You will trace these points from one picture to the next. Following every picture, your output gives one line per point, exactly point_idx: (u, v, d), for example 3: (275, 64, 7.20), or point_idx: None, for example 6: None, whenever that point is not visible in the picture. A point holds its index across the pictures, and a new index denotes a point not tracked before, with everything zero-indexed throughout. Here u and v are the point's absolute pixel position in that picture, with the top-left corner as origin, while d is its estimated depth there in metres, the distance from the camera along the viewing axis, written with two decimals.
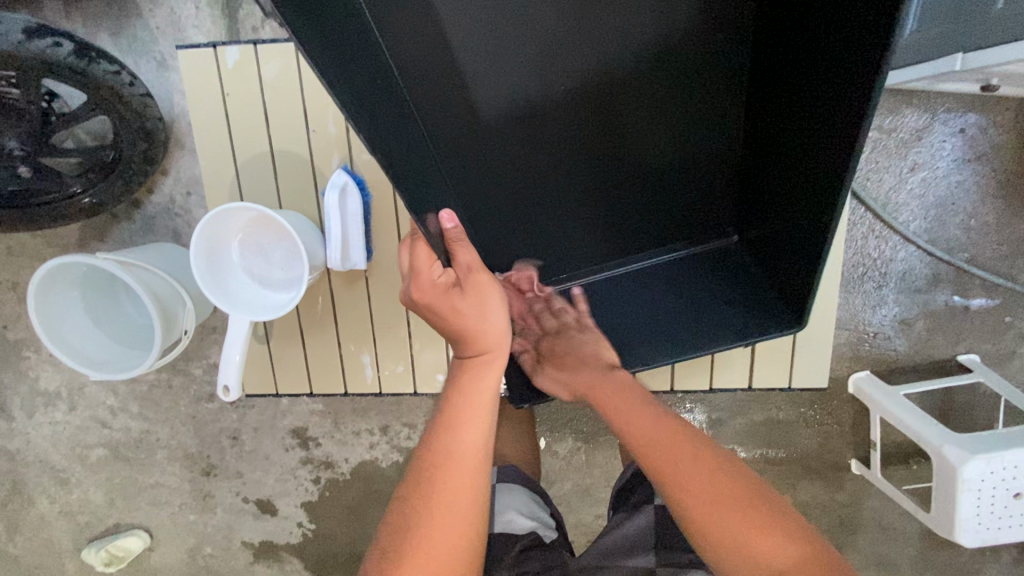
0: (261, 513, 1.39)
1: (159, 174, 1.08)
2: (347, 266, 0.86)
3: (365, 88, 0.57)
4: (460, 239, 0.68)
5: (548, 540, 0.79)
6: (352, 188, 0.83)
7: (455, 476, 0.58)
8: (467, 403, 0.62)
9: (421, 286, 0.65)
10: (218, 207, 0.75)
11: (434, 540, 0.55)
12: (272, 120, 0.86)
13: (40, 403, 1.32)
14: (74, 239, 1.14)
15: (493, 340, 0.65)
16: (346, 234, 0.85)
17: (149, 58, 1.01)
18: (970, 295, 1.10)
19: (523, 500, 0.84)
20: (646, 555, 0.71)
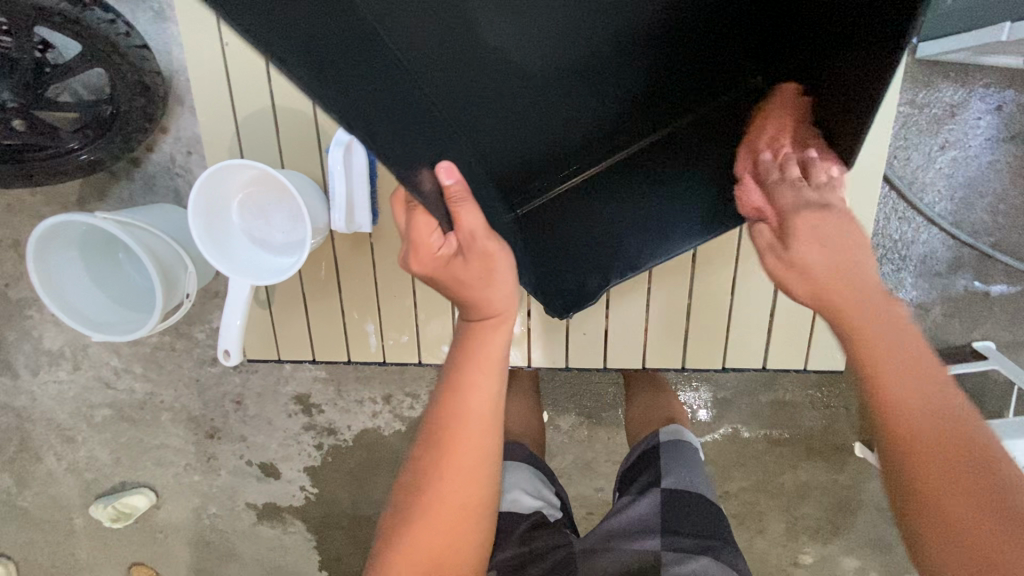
0: (264, 476, 1.40)
1: (159, 131, 1.05)
2: (352, 229, 0.83)
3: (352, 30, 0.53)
4: (462, 198, 0.60)
5: (553, 519, 0.78)
6: (357, 145, 0.76)
7: (460, 440, 0.59)
8: (471, 374, 0.60)
9: (424, 259, 0.60)
10: (217, 164, 0.72)
11: (443, 499, 0.59)
12: (274, 76, 0.82)
13: (45, 361, 1.32)
14: (74, 197, 1.11)
15: (499, 302, 0.62)
16: (351, 194, 0.79)
17: (148, 7, 0.96)
18: (991, 281, 1.06)
19: (530, 478, 0.83)
20: (654, 538, 0.70)
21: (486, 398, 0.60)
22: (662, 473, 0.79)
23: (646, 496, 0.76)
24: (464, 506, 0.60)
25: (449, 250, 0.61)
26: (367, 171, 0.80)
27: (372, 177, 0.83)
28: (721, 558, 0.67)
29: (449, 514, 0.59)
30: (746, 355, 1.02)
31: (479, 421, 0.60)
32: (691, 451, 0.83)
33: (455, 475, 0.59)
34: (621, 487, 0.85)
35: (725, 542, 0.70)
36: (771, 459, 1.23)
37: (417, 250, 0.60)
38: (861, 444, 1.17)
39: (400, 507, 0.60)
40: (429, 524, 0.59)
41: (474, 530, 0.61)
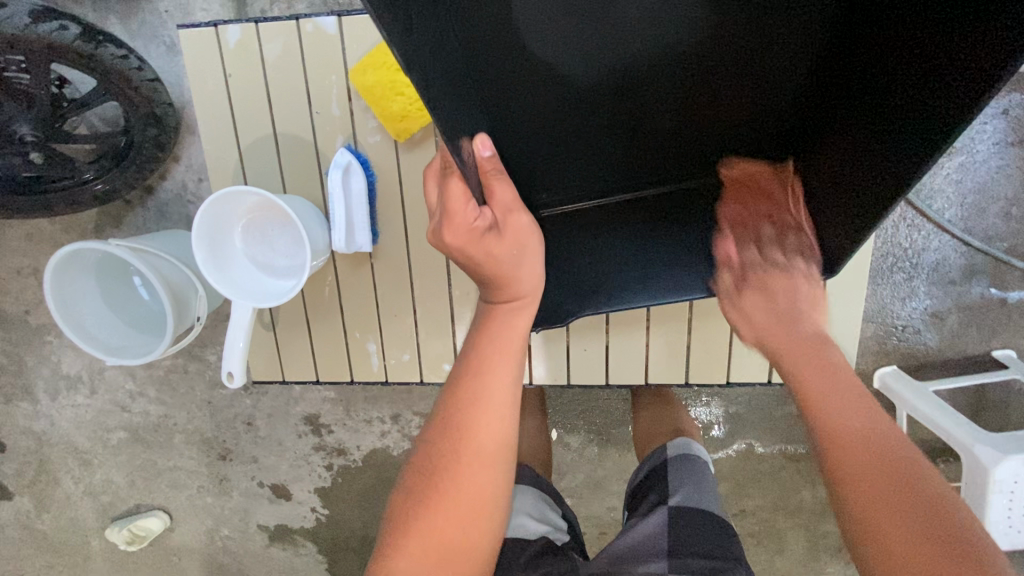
0: (276, 497, 1.40)
1: (172, 161, 1.08)
2: (352, 249, 0.85)
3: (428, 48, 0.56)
4: (497, 172, 0.61)
5: (559, 543, 0.76)
6: (356, 167, 0.82)
7: (484, 413, 0.59)
8: (494, 351, 0.62)
9: (460, 223, 0.58)
10: (220, 192, 0.74)
11: (462, 478, 0.58)
12: (274, 102, 0.85)
13: (63, 386, 1.35)
14: (91, 225, 1.15)
15: (528, 284, 0.64)
16: (350, 215, 0.84)
17: (160, 42, 1.00)
18: (1008, 287, 1.04)
19: (534, 500, 0.82)
20: (659, 562, 0.68)
21: (507, 380, 0.61)
22: (670, 492, 0.77)
23: (653, 515, 0.74)
24: (479, 489, 0.59)
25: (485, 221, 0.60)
26: (365, 193, 0.83)
27: (372, 198, 0.87)
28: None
29: (466, 497, 0.58)
30: (753, 368, 1.00)
31: (502, 402, 0.60)
32: (700, 468, 0.81)
33: (475, 457, 0.59)
34: (630, 507, 0.82)
35: (736, 563, 0.66)
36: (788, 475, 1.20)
37: (452, 215, 0.57)
38: None
39: (414, 487, 0.59)
40: (443, 501, 0.57)
41: (487, 517, 0.59)
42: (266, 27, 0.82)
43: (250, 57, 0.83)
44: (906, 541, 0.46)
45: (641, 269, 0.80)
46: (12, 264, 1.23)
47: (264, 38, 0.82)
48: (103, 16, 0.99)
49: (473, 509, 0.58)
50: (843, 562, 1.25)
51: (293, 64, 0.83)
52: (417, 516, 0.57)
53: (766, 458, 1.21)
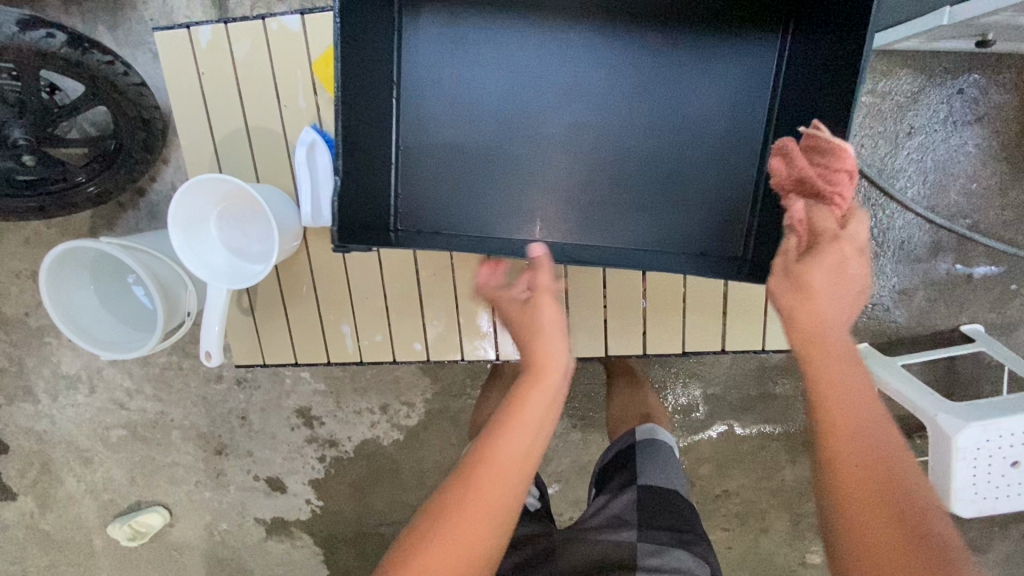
0: (271, 490, 1.44)
1: (161, 163, 1.13)
2: (319, 221, 0.89)
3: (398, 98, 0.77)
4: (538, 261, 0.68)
5: (531, 509, 0.82)
6: (321, 145, 0.86)
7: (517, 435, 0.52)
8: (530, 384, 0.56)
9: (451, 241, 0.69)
10: (192, 178, 0.78)
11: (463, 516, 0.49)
12: (247, 98, 0.89)
13: (63, 386, 1.39)
14: (85, 228, 1.19)
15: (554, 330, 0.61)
16: (315, 189, 0.87)
17: (145, 49, 1.04)
18: (973, 263, 1.06)
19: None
20: (629, 529, 0.71)
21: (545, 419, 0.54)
22: (639, 471, 0.79)
23: (623, 493, 0.77)
24: (483, 535, 0.49)
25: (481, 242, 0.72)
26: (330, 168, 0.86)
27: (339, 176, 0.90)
28: (694, 551, 0.70)
29: (465, 544, 0.49)
30: (705, 342, 1.01)
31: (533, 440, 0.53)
32: (664, 445, 0.84)
33: (478, 513, 0.49)
34: (598, 484, 0.85)
35: (699, 537, 0.72)
36: (767, 453, 1.24)
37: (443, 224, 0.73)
38: None
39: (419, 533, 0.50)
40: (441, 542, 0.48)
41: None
42: (237, 27, 0.86)
43: (224, 57, 0.87)
44: None
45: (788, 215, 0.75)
46: (11, 268, 1.28)
47: (236, 38, 0.87)
48: (91, 25, 1.04)
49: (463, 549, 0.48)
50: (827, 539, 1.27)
51: (265, 62, 0.87)
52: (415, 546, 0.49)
53: (747, 438, 1.24)
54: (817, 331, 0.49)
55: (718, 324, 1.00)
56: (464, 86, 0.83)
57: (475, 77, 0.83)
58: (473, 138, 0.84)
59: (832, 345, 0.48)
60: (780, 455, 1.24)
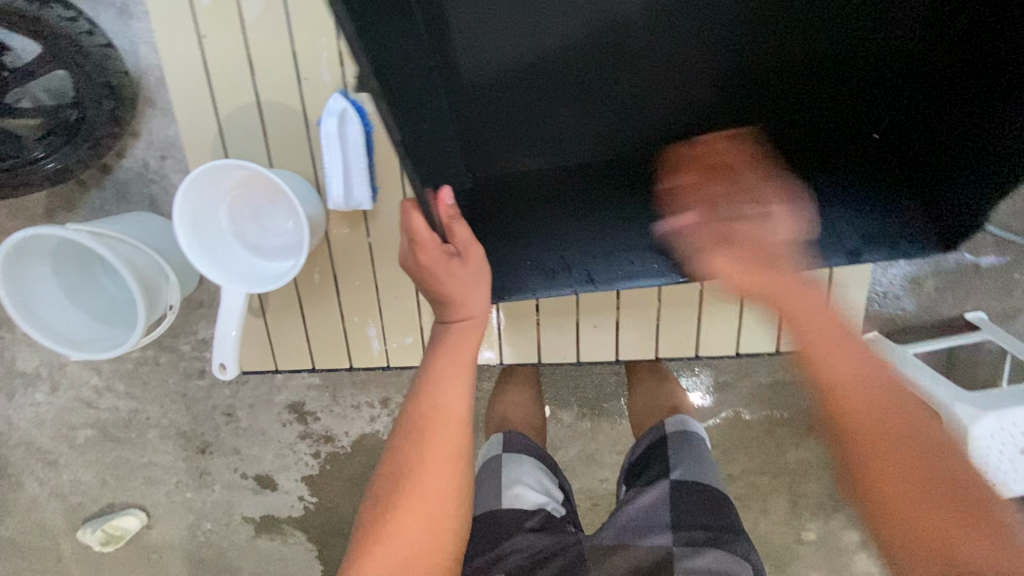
0: (260, 488, 1.36)
1: (130, 137, 0.99)
2: (351, 206, 0.80)
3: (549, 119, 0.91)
4: (457, 216, 0.68)
5: (556, 516, 0.76)
6: (352, 115, 0.76)
7: (441, 429, 0.61)
8: (444, 372, 0.64)
9: (428, 255, 0.65)
10: (209, 164, 0.68)
11: (424, 482, 0.59)
12: (258, 68, 0.78)
13: (20, 384, 1.26)
14: (41, 209, 1.05)
15: (474, 307, 0.68)
16: (348, 168, 0.79)
17: (110, 4, 0.91)
18: (981, 253, 1.08)
19: (535, 472, 0.80)
20: (664, 534, 0.69)
21: (457, 400, 0.63)
22: (670, 466, 0.76)
23: (655, 490, 0.73)
24: (445, 491, 0.60)
25: (448, 250, 0.67)
26: (363, 141, 0.77)
27: (371, 149, 0.80)
28: (735, 551, 0.66)
29: (432, 503, 0.59)
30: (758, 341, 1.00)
31: (458, 424, 0.62)
32: (696, 437, 0.79)
33: (446, 457, 0.60)
34: (628, 482, 0.82)
35: (737, 534, 0.68)
36: (772, 439, 1.25)
37: (423, 244, 0.65)
38: None
39: (387, 490, 0.59)
40: (415, 504, 0.58)
41: (447, 533, 0.59)
42: None
43: (226, 17, 0.76)
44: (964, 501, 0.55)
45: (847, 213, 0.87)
46: None
47: None
48: None
49: (436, 516, 0.59)
50: (824, 518, 1.31)
51: (276, 22, 0.76)
52: (396, 500, 0.59)
53: (753, 424, 1.24)
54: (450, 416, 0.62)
55: None
56: (545, 94, 0.89)
57: (552, 87, 0.88)
58: (575, 146, 0.93)
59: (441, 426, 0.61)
60: (785, 440, 1.25)
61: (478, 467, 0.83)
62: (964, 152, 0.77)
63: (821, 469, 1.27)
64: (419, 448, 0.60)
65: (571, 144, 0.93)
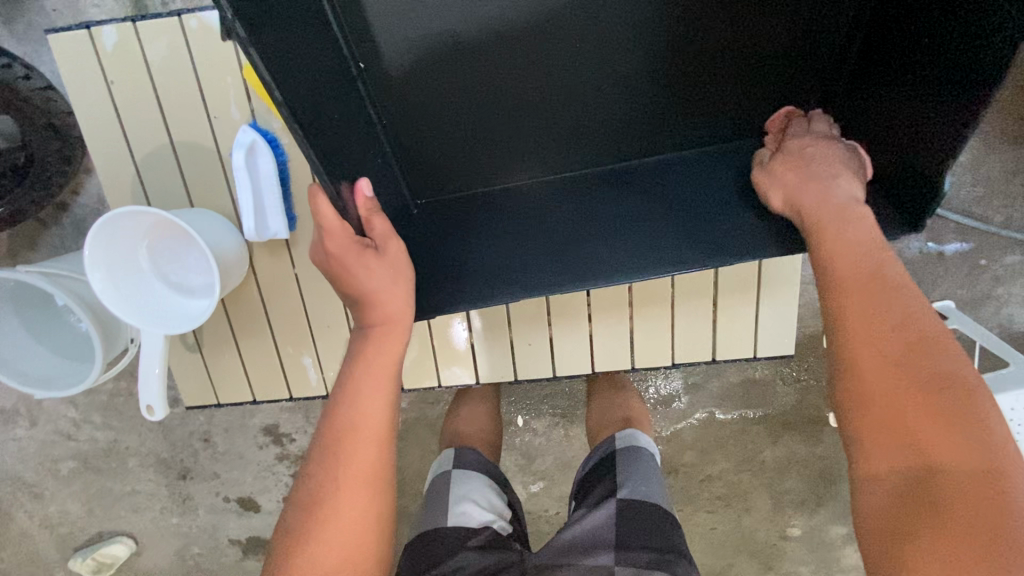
0: (243, 510, 1.37)
1: (84, 174, 1.01)
2: (265, 237, 0.81)
3: (479, 143, 0.87)
4: (375, 210, 0.68)
5: (503, 534, 0.75)
6: (261, 146, 0.77)
7: (359, 447, 0.59)
8: (364, 380, 0.62)
9: (338, 242, 0.62)
10: (109, 213, 0.68)
11: (340, 504, 0.57)
12: (168, 110, 0.79)
13: (1, 420, 1.28)
14: (3, 250, 1.06)
15: (395, 306, 0.65)
16: (258, 200, 0.79)
17: (50, 46, 0.92)
18: (944, 241, 1.07)
19: (484, 491, 0.79)
20: (607, 553, 0.67)
21: (374, 416, 0.60)
22: (618, 483, 0.75)
23: (601, 508, 0.72)
24: (364, 513, 0.58)
25: (363, 242, 0.65)
26: (274, 173, 0.78)
27: (285, 181, 0.80)
28: (674, 572, 0.65)
29: (350, 530, 0.57)
30: (696, 351, 0.97)
31: (373, 441, 0.60)
32: (645, 456, 0.79)
33: (360, 480, 0.58)
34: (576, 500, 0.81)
35: (680, 555, 0.67)
36: (749, 438, 1.24)
37: (331, 232, 0.62)
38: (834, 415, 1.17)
39: (302, 516, 0.57)
40: (331, 530, 0.57)
41: (369, 559, 0.58)
42: (148, 26, 0.75)
43: (134, 61, 0.76)
44: (940, 500, 0.44)
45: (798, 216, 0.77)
46: None
47: (147, 39, 0.76)
48: None
49: (349, 545, 0.57)
50: (808, 514, 1.29)
51: (183, 64, 0.77)
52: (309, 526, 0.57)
53: (728, 425, 1.24)
54: (866, 271, 0.54)
55: (708, 331, 0.97)
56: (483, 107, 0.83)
57: (484, 96, 0.82)
58: (521, 158, 0.88)
59: (890, 305, 0.51)
60: (762, 438, 1.24)
61: (427, 483, 0.82)
62: (924, 120, 0.67)
63: (801, 466, 1.26)
64: (332, 467, 0.58)
65: (521, 156, 0.88)
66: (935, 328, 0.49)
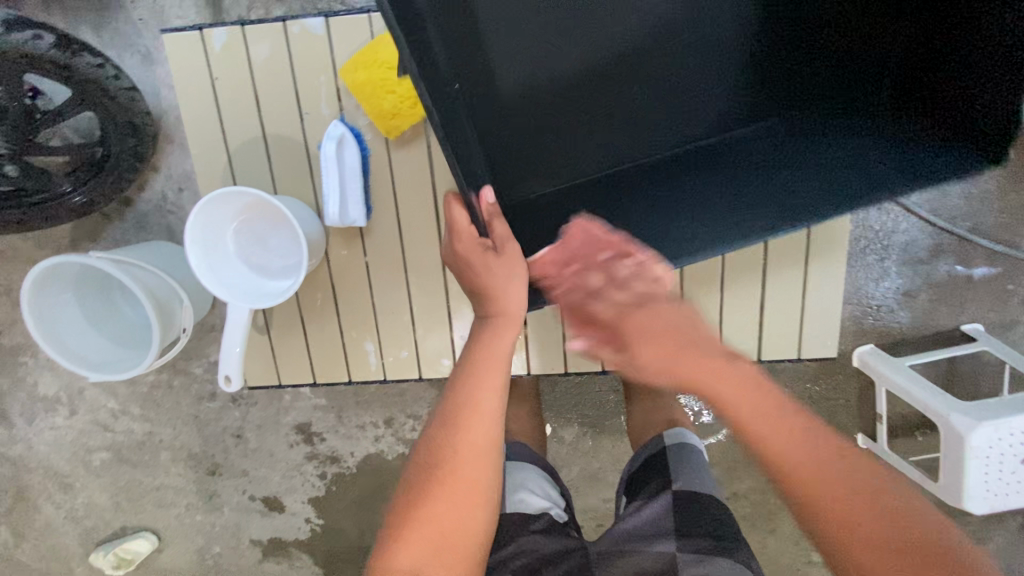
0: (268, 510, 1.38)
1: (151, 171, 1.07)
2: (345, 223, 0.85)
3: (559, 155, 0.93)
4: (495, 214, 0.75)
5: (559, 520, 0.76)
6: (350, 139, 0.82)
7: (477, 425, 0.63)
8: (485, 369, 0.67)
9: (464, 244, 0.75)
10: (215, 192, 0.74)
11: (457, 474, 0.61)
12: (264, 105, 0.85)
13: (41, 408, 1.32)
14: (66, 240, 1.12)
15: (513, 304, 0.71)
16: (343, 190, 0.84)
17: (134, 51, 0.99)
18: (972, 264, 1.09)
19: (537, 479, 0.82)
20: (669, 539, 0.67)
21: (496, 382, 0.66)
22: (671, 476, 0.76)
23: (656, 500, 0.73)
24: (476, 484, 0.62)
25: (485, 244, 0.74)
26: (359, 166, 0.83)
27: (366, 172, 0.86)
28: (736, 557, 0.65)
29: (467, 482, 0.61)
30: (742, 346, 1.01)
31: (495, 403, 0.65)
32: (695, 450, 0.80)
33: (474, 453, 0.62)
34: (627, 495, 0.80)
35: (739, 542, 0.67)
36: None
37: (461, 235, 0.75)
38: (863, 435, 1.17)
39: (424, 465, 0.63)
40: (444, 496, 0.60)
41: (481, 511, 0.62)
42: (254, 29, 0.82)
43: (238, 59, 0.83)
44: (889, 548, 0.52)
45: (860, 181, 0.81)
46: None
47: (252, 40, 0.82)
48: (74, 25, 0.98)
49: (463, 511, 0.61)
50: None
51: (282, 64, 0.83)
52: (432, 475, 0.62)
53: None
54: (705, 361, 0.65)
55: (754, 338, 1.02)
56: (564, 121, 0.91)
57: (559, 99, 0.90)
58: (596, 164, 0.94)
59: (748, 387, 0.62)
60: None
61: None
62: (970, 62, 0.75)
63: None
64: (452, 439, 0.63)
65: (594, 160, 0.94)
66: (769, 420, 0.60)
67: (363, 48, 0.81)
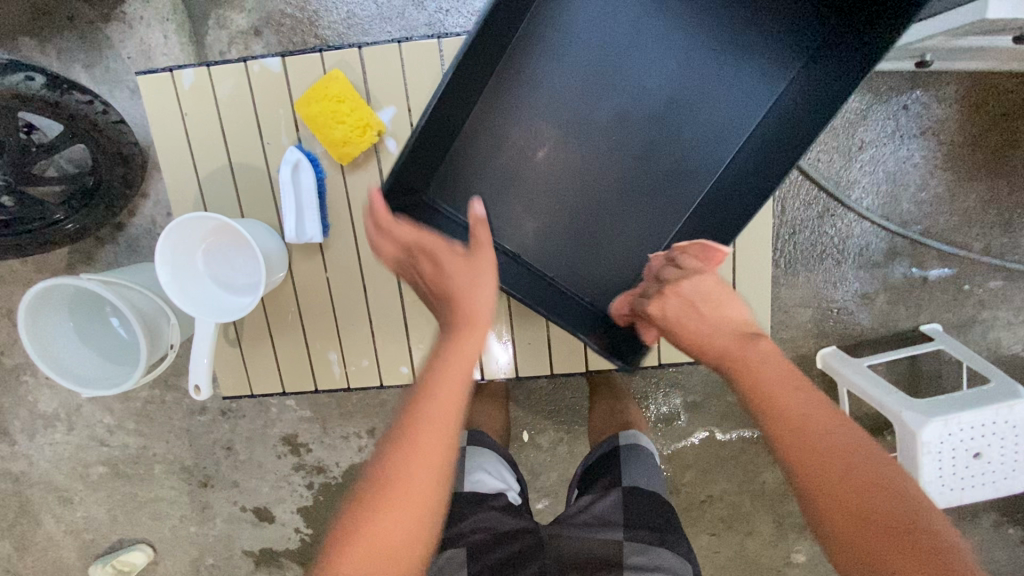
0: (259, 520, 1.42)
1: (140, 197, 1.14)
2: (303, 240, 0.90)
3: (601, 249, 0.89)
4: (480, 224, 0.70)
5: (516, 504, 0.80)
6: (305, 164, 0.88)
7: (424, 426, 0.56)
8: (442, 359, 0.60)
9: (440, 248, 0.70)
10: (179, 217, 0.80)
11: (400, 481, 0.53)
12: (230, 139, 0.91)
13: (41, 425, 1.38)
14: (63, 264, 1.18)
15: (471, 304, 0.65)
16: (300, 210, 0.90)
17: (123, 86, 1.07)
18: (927, 266, 1.13)
19: (496, 464, 0.85)
20: (616, 530, 0.71)
21: (455, 386, 0.59)
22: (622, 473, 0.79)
23: (608, 496, 0.76)
24: (413, 497, 0.54)
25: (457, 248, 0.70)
26: (314, 187, 0.89)
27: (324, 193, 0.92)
28: (677, 551, 0.69)
29: (408, 496, 0.53)
30: None
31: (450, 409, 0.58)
32: (645, 449, 0.83)
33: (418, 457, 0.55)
34: (581, 489, 0.83)
35: (681, 538, 0.71)
36: (748, 459, 1.28)
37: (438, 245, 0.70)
38: None
39: (365, 492, 0.54)
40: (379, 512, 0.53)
41: (430, 529, 0.54)
42: (219, 69, 0.89)
43: (205, 96, 0.89)
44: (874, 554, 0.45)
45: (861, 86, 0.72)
46: None
47: (218, 79, 0.89)
48: (67, 64, 1.06)
49: (398, 536, 0.52)
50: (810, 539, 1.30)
51: (246, 100, 0.90)
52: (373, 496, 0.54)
53: (727, 445, 1.28)
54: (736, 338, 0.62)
55: None
56: (573, 211, 0.88)
57: (551, 181, 0.87)
58: (634, 246, 0.88)
59: (771, 377, 0.56)
60: (761, 459, 1.28)
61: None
62: None
63: None
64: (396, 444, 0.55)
65: (631, 241, 0.88)
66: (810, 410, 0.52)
67: (313, 84, 0.88)
